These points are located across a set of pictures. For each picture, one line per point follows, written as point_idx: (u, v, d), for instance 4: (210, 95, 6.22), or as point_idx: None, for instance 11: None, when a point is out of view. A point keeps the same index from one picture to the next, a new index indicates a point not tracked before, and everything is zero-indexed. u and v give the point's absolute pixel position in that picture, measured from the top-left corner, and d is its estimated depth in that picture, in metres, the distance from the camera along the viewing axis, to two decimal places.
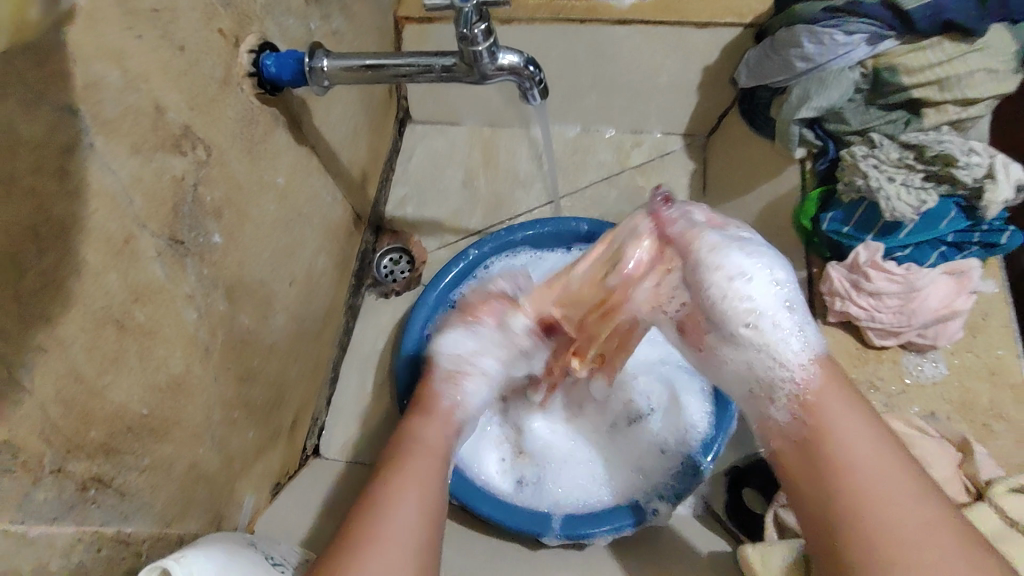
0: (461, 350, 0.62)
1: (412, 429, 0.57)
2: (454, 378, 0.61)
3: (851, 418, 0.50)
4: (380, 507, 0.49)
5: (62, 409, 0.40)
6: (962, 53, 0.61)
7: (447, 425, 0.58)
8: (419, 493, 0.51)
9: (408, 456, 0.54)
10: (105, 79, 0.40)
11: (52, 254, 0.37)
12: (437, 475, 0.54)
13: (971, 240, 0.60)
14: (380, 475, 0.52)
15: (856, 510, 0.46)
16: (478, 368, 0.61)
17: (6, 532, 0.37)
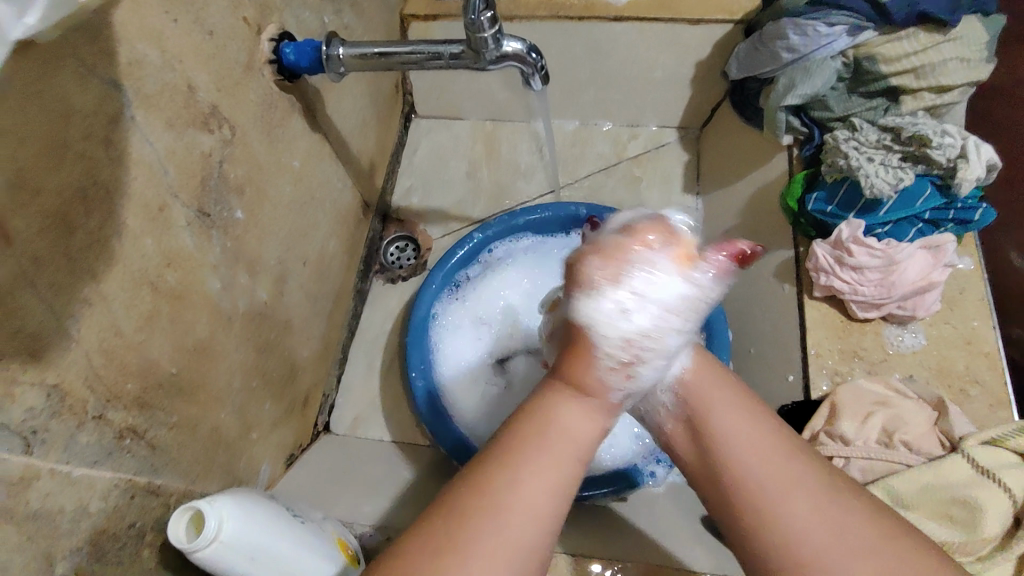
0: (630, 326, 0.45)
1: (558, 412, 0.47)
2: (628, 365, 0.46)
3: (720, 395, 0.51)
4: (501, 510, 0.42)
5: (104, 359, 0.43)
6: (936, 44, 0.65)
7: (600, 421, 0.47)
8: (548, 503, 0.43)
9: (547, 449, 0.45)
10: (146, 58, 0.44)
11: (97, 216, 0.41)
12: (573, 481, 0.45)
13: (947, 218, 0.64)
14: (516, 458, 0.44)
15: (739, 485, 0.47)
16: (665, 348, 0.47)
17: (53, 472, 0.40)
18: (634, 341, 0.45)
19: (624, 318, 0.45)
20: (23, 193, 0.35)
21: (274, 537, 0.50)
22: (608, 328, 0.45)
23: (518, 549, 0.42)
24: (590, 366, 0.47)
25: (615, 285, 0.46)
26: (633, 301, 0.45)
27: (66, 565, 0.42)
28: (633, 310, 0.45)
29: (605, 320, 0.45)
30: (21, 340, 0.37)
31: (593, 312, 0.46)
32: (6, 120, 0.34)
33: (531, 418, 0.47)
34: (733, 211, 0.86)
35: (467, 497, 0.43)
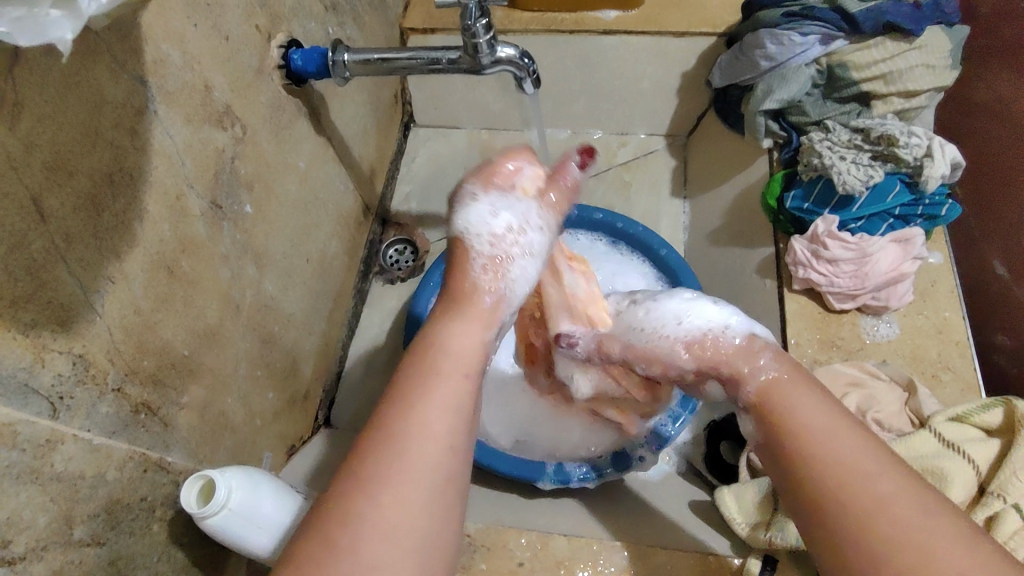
0: (488, 225, 0.53)
1: (440, 337, 0.47)
2: (499, 261, 0.52)
3: (801, 400, 0.47)
4: (399, 441, 0.41)
5: (124, 335, 0.46)
6: (902, 52, 0.71)
7: (487, 325, 0.49)
8: (446, 420, 0.43)
9: (434, 377, 0.45)
10: (169, 57, 0.49)
11: (123, 200, 0.45)
12: (465, 401, 0.45)
13: (915, 213, 0.69)
14: (404, 390, 0.44)
15: (834, 498, 0.42)
16: (526, 246, 0.54)
17: (75, 437, 0.43)
18: (498, 234, 0.53)
19: (490, 217, 0.54)
20: (58, 173, 0.39)
21: (282, 510, 0.52)
22: (478, 228, 0.53)
23: (428, 470, 0.41)
24: (465, 270, 0.52)
25: (485, 191, 0.55)
26: (497, 204, 0.55)
27: (84, 530, 0.43)
28: (499, 213, 0.54)
29: (473, 220, 0.54)
30: (52, 309, 0.40)
31: (468, 219, 0.54)
32: (45, 105, 0.38)
33: (420, 343, 0.48)
34: (719, 214, 0.90)
35: (372, 440, 0.42)
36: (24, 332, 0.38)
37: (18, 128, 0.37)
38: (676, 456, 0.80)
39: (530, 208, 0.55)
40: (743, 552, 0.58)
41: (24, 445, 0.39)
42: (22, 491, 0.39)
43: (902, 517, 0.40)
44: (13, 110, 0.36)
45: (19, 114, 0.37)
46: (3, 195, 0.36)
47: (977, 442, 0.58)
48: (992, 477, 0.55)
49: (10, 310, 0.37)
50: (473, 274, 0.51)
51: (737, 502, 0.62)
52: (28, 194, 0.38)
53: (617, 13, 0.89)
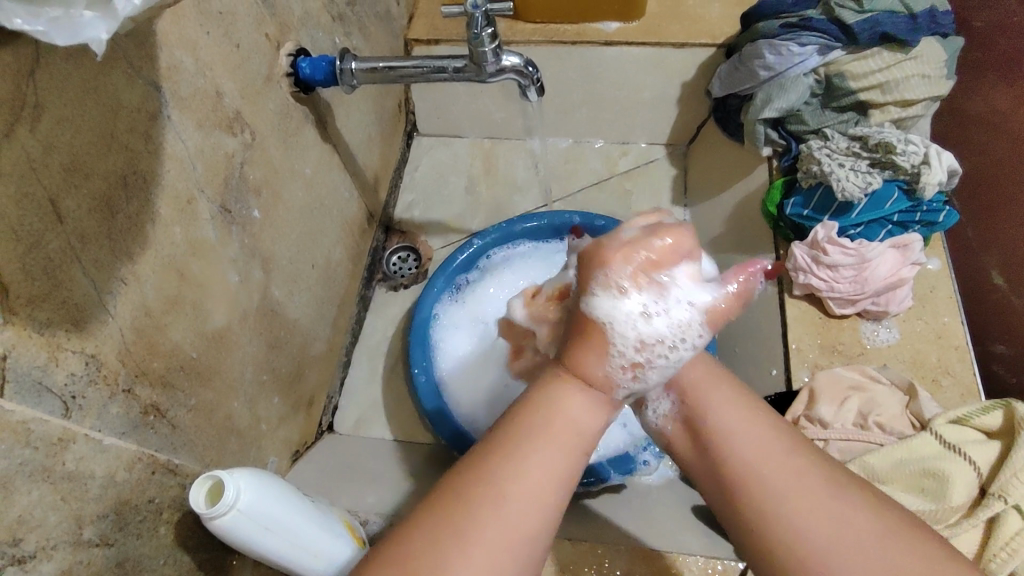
0: (636, 325, 0.49)
1: (562, 402, 0.48)
2: (638, 365, 0.49)
3: (721, 396, 0.51)
4: (498, 491, 0.43)
5: (135, 336, 0.47)
6: (898, 62, 0.72)
7: (605, 413, 0.49)
8: (548, 481, 0.45)
9: (543, 437, 0.46)
10: (182, 64, 0.50)
11: (136, 203, 0.46)
12: (568, 468, 0.46)
13: (914, 220, 0.70)
14: (513, 443, 0.46)
15: (750, 491, 0.45)
16: (668, 354, 0.51)
17: (85, 437, 0.43)
18: (646, 339, 0.49)
19: (639, 318, 0.49)
20: (75, 174, 0.40)
21: (288, 511, 0.53)
22: (623, 322, 0.49)
23: (523, 532, 0.43)
24: (603, 359, 0.49)
25: (633, 285, 0.49)
26: (646, 304, 0.49)
27: (93, 530, 0.43)
28: (652, 313, 0.50)
29: (621, 317, 0.49)
30: (67, 308, 0.41)
31: (609, 306, 0.49)
32: (65, 108, 0.39)
33: (525, 408, 0.48)
34: (720, 222, 0.91)
35: (467, 488, 0.44)
36: (39, 331, 0.39)
37: (38, 129, 0.38)
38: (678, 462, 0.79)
39: (690, 318, 0.50)
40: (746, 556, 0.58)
41: (37, 444, 0.39)
42: (34, 488, 0.39)
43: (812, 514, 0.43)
44: (33, 112, 0.37)
45: (39, 117, 0.38)
46: (22, 194, 0.37)
47: (978, 444, 0.58)
48: (993, 478, 0.56)
49: (25, 308, 0.38)
50: (613, 374, 0.49)
51: None
52: (46, 196, 0.38)
53: (618, 24, 0.91)
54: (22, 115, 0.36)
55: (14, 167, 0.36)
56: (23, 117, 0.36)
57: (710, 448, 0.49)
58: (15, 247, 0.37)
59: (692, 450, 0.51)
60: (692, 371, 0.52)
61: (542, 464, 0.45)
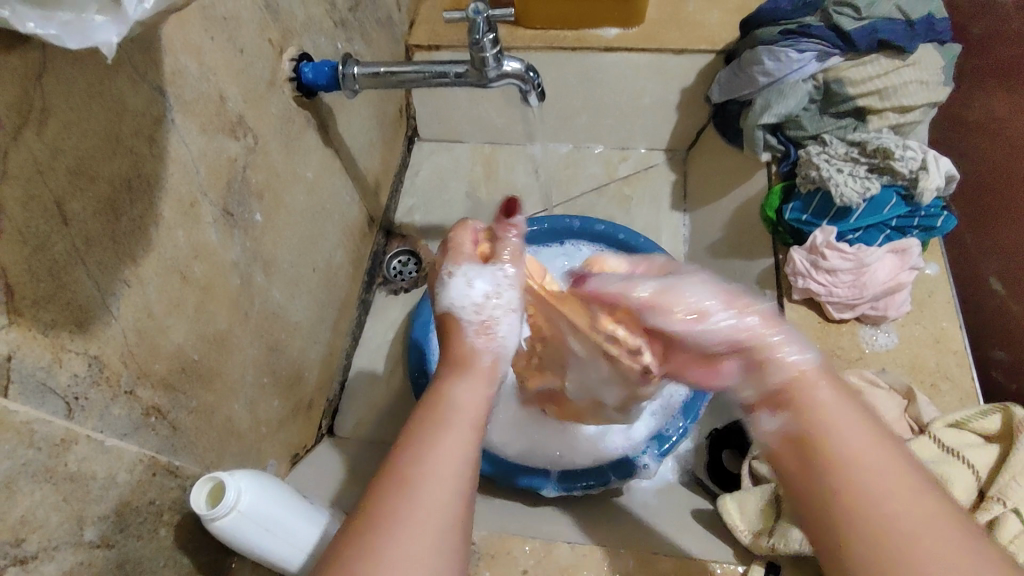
0: (471, 297, 0.57)
1: (446, 391, 0.50)
2: (486, 324, 0.56)
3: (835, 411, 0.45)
4: (412, 485, 0.43)
5: (137, 338, 0.47)
6: (896, 68, 0.73)
7: (488, 382, 0.52)
8: (455, 471, 0.45)
9: (444, 426, 0.47)
10: (186, 69, 0.51)
11: (140, 206, 0.47)
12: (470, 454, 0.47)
13: (912, 225, 0.71)
14: (411, 443, 0.46)
15: (856, 504, 0.41)
16: (507, 304, 0.57)
17: (88, 438, 0.43)
18: (480, 302, 0.56)
19: (468, 288, 0.57)
20: (81, 178, 0.41)
21: (288, 514, 0.53)
22: (461, 300, 0.57)
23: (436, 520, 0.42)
24: (460, 337, 0.55)
25: (456, 268, 0.58)
26: (471, 274, 0.58)
27: (95, 531, 0.43)
28: (473, 280, 0.57)
29: (456, 292, 0.57)
30: (71, 310, 0.41)
31: (452, 295, 0.57)
32: (72, 112, 0.40)
33: (427, 399, 0.50)
34: (719, 227, 0.92)
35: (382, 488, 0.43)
36: (43, 332, 0.39)
37: (45, 134, 0.38)
38: (677, 466, 0.80)
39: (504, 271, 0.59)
40: (745, 559, 0.59)
41: (40, 444, 0.39)
42: (37, 489, 0.39)
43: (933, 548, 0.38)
44: (40, 116, 0.38)
45: (46, 121, 0.38)
46: (30, 197, 0.37)
47: (976, 448, 0.58)
48: (992, 482, 0.56)
49: (30, 309, 0.38)
50: (467, 338, 0.55)
51: (739, 507, 0.62)
52: (52, 198, 0.39)
53: (618, 30, 0.91)
54: (29, 119, 0.37)
55: (20, 170, 0.37)
56: (29, 120, 0.37)
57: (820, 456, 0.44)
58: (21, 249, 0.37)
59: (802, 469, 0.45)
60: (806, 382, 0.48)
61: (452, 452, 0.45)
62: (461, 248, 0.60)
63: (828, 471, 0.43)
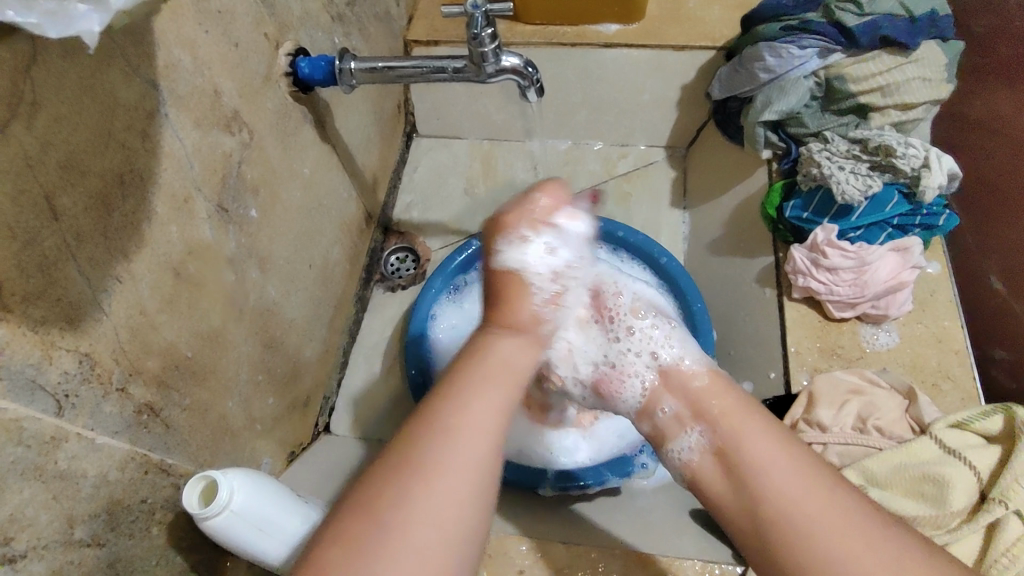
0: (554, 266, 0.59)
1: (490, 346, 0.53)
2: (553, 296, 0.59)
3: (752, 423, 0.52)
4: (448, 428, 0.47)
5: (129, 335, 0.46)
6: (898, 65, 0.72)
7: (532, 347, 0.55)
8: (484, 423, 0.48)
9: (483, 377, 0.50)
10: (180, 62, 0.50)
11: (132, 201, 0.46)
12: (506, 404, 0.50)
13: (913, 223, 0.70)
14: (450, 389, 0.49)
15: (772, 514, 0.47)
16: (576, 279, 0.62)
17: (79, 436, 0.42)
18: (554, 272, 0.59)
19: (546, 255, 0.59)
20: (71, 172, 0.40)
21: (283, 513, 0.52)
22: (528, 262, 0.58)
23: (463, 458, 0.45)
24: (527, 301, 0.57)
25: (535, 232, 0.59)
26: (549, 243, 0.60)
27: (85, 530, 0.43)
28: (555, 249, 0.60)
29: (532, 260, 0.59)
30: (62, 307, 0.40)
31: (518, 257, 0.58)
32: (62, 105, 0.39)
33: (465, 351, 0.54)
34: (720, 224, 0.91)
35: (418, 427, 0.47)
36: (33, 329, 0.38)
37: (35, 127, 0.37)
38: None
39: (579, 243, 0.62)
40: (744, 561, 0.58)
41: (29, 442, 0.39)
42: (25, 488, 0.38)
43: (848, 548, 0.44)
44: (31, 109, 0.37)
45: (37, 114, 0.37)
46: (19, 192, 0.37)
47: (978, 449, 0.58)
48: (993, 483, 0.56)
49: (20, 307, 0.37)
50: (532, 306, 0.57)
51: None
52: (41, 192, 0.38)
53: (618, 26, 0.91)
54: (19, 112, 0.36)
55: (11, 163, 0.36)
56: (20, 113, 0.36)
57: (741, 476, 0.50)
58: (11, 244, 0.36)
59: (721, 481, 0.51)
60: (715, 392, 0.55)
61: (487, 393, 0.49)
62: (542, 209, 0.60)
63: (748, 484, 0.49)
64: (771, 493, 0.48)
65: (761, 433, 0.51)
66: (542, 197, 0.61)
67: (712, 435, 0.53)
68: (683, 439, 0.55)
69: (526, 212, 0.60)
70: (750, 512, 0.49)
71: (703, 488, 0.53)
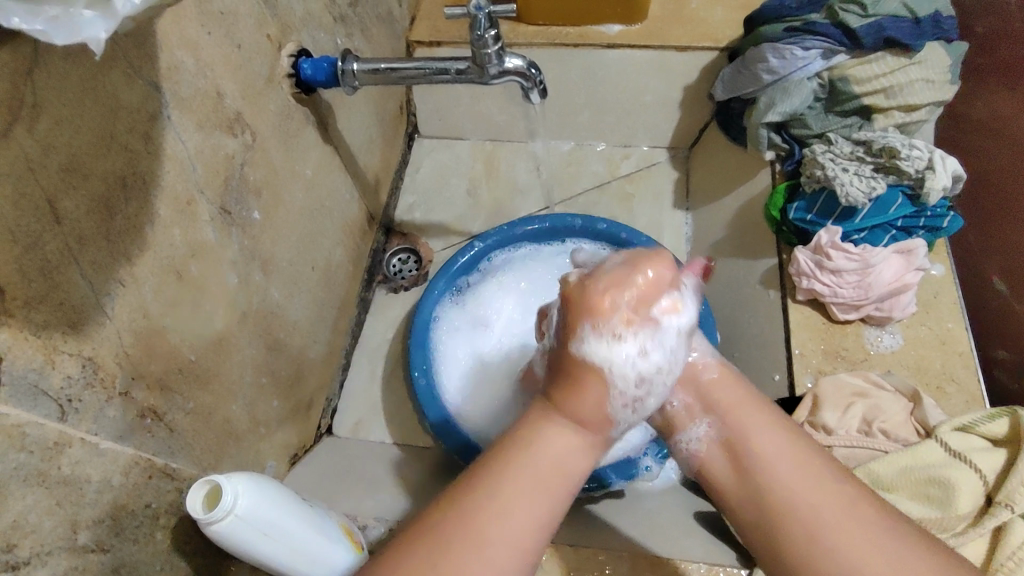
0: (637, 365, 0.50)
1: (540, 439, 0.48)
2: (635, 396, 0.51)
3: (758, 416, 0.52)
4: (482, 527, 0.44)
5: (132, 339, 0.46)
6: (902, 67, 0.72)
7: (592, 452, 0.49)
8: (524, 526, 0.45)
9: (530, 477, 0.47)
10: (183, 64, 0.50)
11: (135, 204, 0.46)
12: (551, 510, 0.47)
13: (918, 225, 0.70)
14: (490, 486, 0.46)
15: (777, 507, 0.48)
16: (666, 377, 0.52)
17: (83, 440, 0.42)
18: (643, 374, 0.50)
19: (635, 359, 0.50)
20: (74, 175, 0.40)
21: (288, 518, 0.52)
22: (626, 368, 0.49)
23: (499, 563, 0.44)
24: (602, 397, 0.50)
25: (626, 326, 0.49)
26: (636, 337, 0.50)
27: (89, 535, 0.43)
28: (643, 350, 0.50)
29: (617, 361, 0.49)
30: (64, 310, 0.40)
31: (606, 353, 0.49)
32: (63, 107, 0.39)
33: (513, 437, 0.49)
34: (723, 226, 0.91)
35: (450, 521, 0.45)
36: (35, 334, 0.38)
37: (37, 130, 0.37)
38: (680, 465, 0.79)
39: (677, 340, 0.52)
40: (748, 564, 0.58)
41: (32, 448, 0.38)
42: (29, 493, 0.38)
43: (852, 543, 0.44)
44: (32, 112, 0.37)
45: (38, 117, 0.37)
46: (20, 195, 0.36)
47: (984, 452, 0.58)
48: (1000, 486, 0.56)
49: (22, 311, 0.37)
50: (609, 407, 0.50)
51: None
52: (43, 195, 0.38)
53: (621, 27, 0.90)
54: (20, 114, 0.36)
55: (11, 167, 0.36)
56: (21, 116, 0.36)
57: (746, 469, 0.50)
58: (12, 249, 0.36)
59: (726, 472, 0.52)
60: (723, 384, 0.55)
61: (529, 495, 0.46)
62: (639, 292, 0.50)
63: (755, 476, 0.50)
64: (776, 486, 0.48)
65: (771, 429, 0.51)
66: (644, 269, 0.50)
67: (721, 429, 0.53)
68: (693, 430, 0.55)
69: (611, 284, 0.50)
70: (754, 502, 0.49)
71: (710, 479, 0.54)
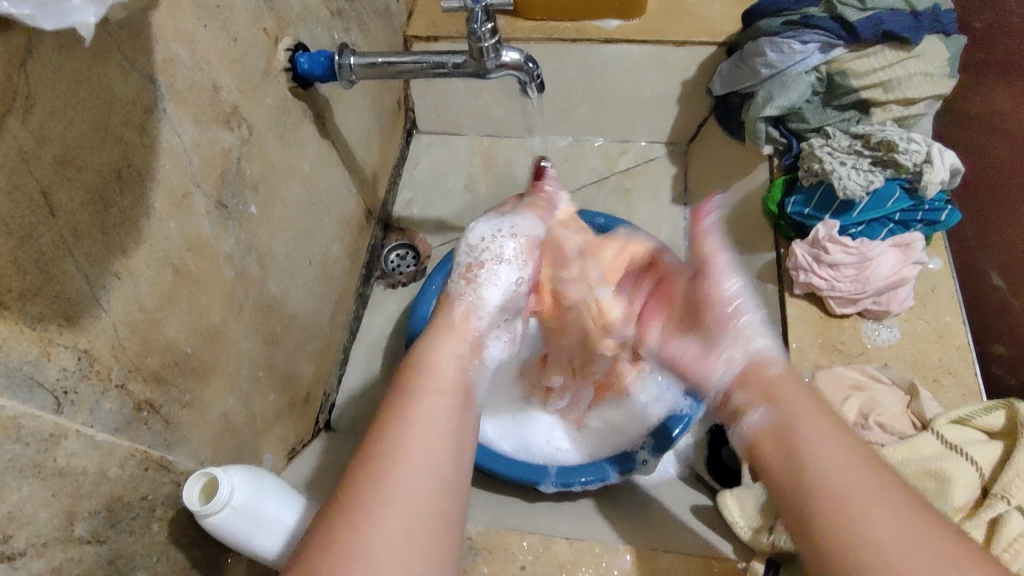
0: (478, 245, 0.62)
1: (424, 359, 0.49)
2: (472, 272, 0.60)
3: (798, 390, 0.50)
4: (384, 457, 0.42)
5: (128, 331, 0.46)
6: (901, 60, 0.72)
7: (459, 344, 0.52)
8: (424, 448, 0.43)
9: (416, 397, 0.46)
10: (178, 57, 0.50)
11: (130, 197, 0.46)
12: (445, 430, 0.45)
13: (915, 219, 0.70)
14: (387, 417, 0.44)
15: (814, 483, 0.44)
16: (499, 260, 0.61)
17: (78, 432, 0.42)
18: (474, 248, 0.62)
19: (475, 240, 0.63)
20: (68, 168, 0.40)
21: (283, 510, 0.52)
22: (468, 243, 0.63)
23: (409, 493, 0.40)
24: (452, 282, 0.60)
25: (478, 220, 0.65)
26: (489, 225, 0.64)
27: (85, 527, 0.43)
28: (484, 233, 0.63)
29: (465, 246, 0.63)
30: (60, 302, 0.40)
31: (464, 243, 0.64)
32: (57, 99, 0.39)
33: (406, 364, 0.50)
34: None
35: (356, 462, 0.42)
36: (30, 325, 0.38)
37: (31, 122, 0.37)
38: (678, 460, 0.78)
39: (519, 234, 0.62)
40: (744, 555, 0.59)
41: (28, 439, 0.38)
42: (24, 485, 0.38)
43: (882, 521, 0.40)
44: (26, 104, 0.37)
45: (32, 109, 0.37)
46: (15, 186, 0.36)
47: (980, 445, 0.58)
48: (995, 479, 0.56)
49: (17, 303, 0.37)
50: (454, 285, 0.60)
51: (739, 501, 0.61)
52: (38, 187, 0.38)
53: (618, 22, 0.90)
54: (15, 106, 0.36)
55: (6, 158, 0.36)
56: (16, 108, 0.36)
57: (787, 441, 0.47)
58: (7, 240, 0.36)
59: (773, 447, 0.48)
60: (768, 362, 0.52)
61: (426, 423, 0.44)
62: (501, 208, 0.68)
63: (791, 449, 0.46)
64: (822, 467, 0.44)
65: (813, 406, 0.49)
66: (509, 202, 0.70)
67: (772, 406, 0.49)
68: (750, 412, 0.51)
69: None
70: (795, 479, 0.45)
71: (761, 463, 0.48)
